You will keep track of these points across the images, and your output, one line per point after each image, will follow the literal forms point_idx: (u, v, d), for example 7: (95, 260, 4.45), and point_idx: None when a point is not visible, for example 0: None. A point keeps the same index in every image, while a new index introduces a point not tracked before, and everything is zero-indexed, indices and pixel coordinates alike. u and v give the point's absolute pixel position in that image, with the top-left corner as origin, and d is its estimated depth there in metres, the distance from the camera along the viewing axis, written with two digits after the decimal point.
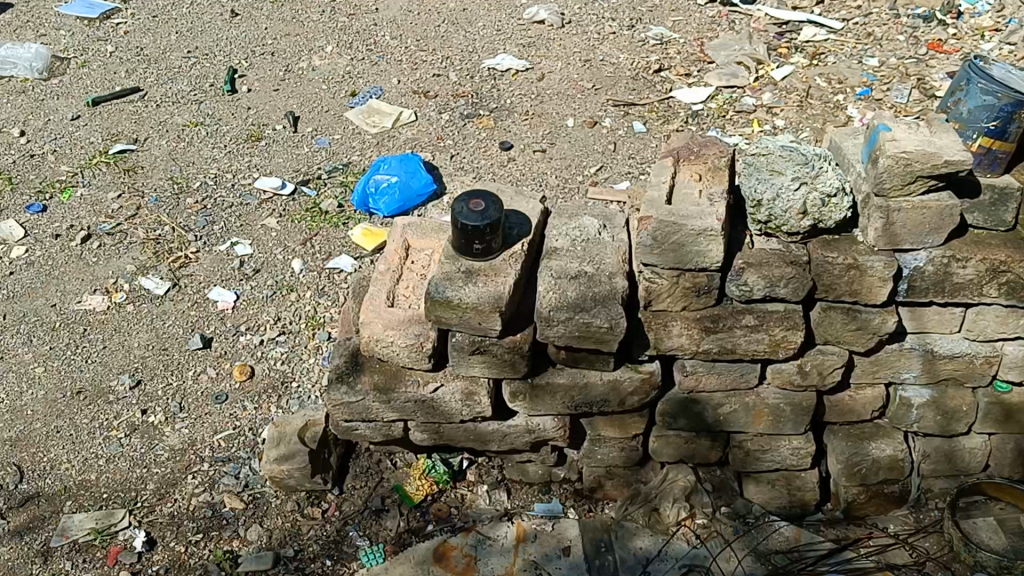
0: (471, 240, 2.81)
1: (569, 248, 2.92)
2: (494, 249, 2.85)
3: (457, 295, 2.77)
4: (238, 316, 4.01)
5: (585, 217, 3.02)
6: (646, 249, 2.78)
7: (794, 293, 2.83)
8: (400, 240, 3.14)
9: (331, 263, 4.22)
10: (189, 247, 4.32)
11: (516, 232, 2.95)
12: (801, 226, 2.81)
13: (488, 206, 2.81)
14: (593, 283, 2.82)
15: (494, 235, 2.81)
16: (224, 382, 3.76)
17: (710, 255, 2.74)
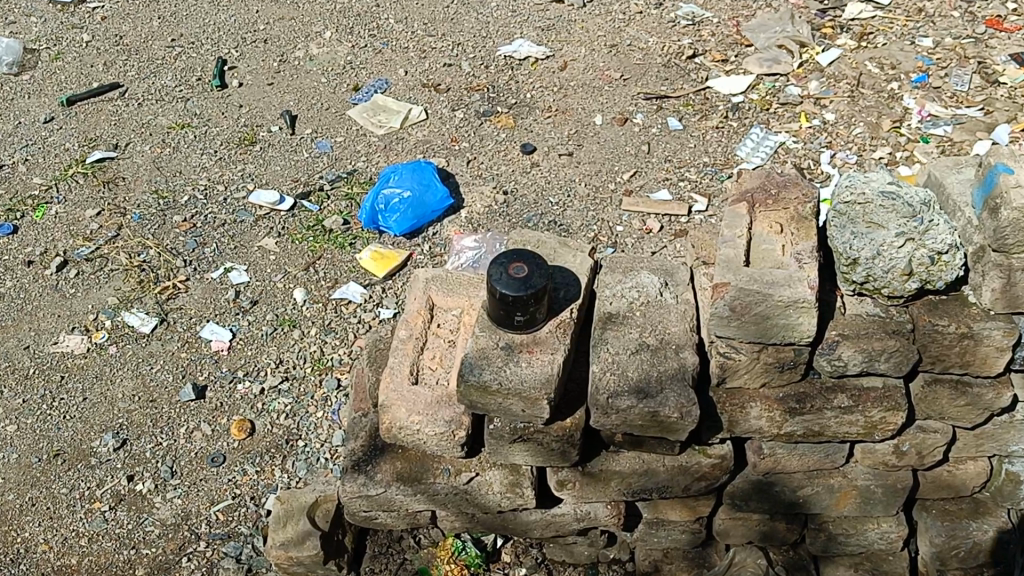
0: (511, 312, 2.34)
1: (626, 312, 2.46)
2: (539, 320, 2.39)
3: (496, 379, 2.32)
4: (235, 359, 3.56)
5: (642, 271, 2.56)
6: (722, 321, 2.32)
7: (896, 368, 2.38)
8: (423, 297, 2.67)
9: (337, 293, 3.76)
10: (177, 274, 3.86)
11: (563, 295, 2.47)
12: (906, 288, 2.36)
13: (532, 271, 2.34)
14: (658, 360, 2.37)
15: (539, 305, 2.35)
16: (220, 440, 3.32)
17: (801, 329, 2.28)
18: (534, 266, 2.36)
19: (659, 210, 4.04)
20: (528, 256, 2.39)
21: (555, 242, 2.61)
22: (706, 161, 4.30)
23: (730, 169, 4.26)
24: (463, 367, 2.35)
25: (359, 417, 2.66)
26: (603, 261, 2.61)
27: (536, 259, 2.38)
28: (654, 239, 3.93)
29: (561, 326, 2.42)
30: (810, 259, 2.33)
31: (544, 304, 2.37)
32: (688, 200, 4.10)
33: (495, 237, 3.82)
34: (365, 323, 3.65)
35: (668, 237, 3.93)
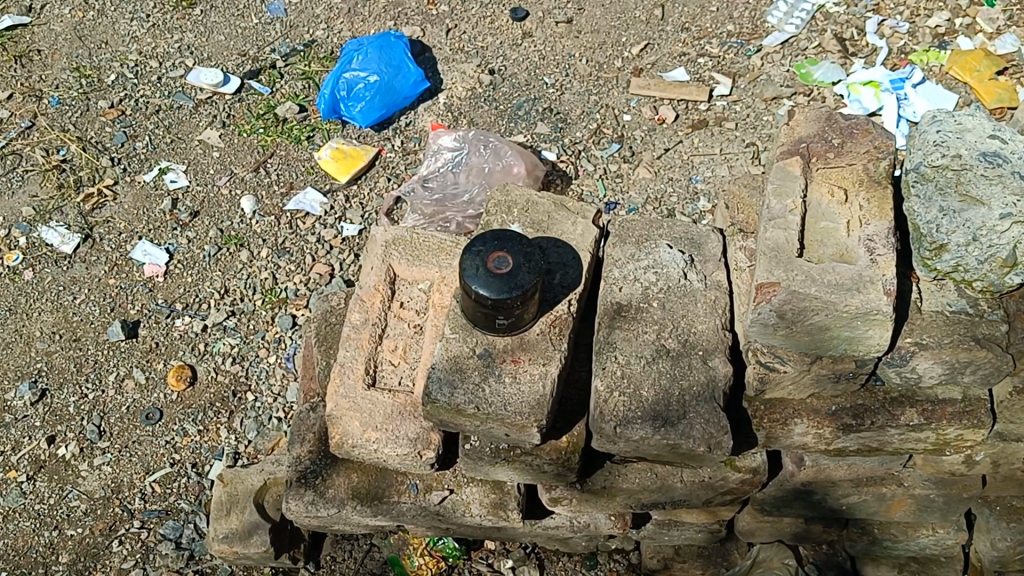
0: (489, 315, 1.80)
1: (640, 302, 1.92)
2: (525, 324, 1.85)
3: (473, 401, 1.80)
4: (172, 288, 3.03)
5: (660, 241, 2.00)
6: (765, 328, 1.79)
7: (981, 381, 1.86)
8: (381, 268, 2.10)
9: (291, 204, 3.18)
10: (103, 178, 3.28)
11: (558, 281, 1.92)
12: (1007, 282, 1.83)
13: (518, 262, 1.78)
14: (681, 372, 1.85)
15: (527, 307, 1.80)
16: (156, 392, 2.84)
17: (868, 342, 1.75)
18: (519, 255, 1.79)
19: (674, 95, 3.43)
20: (511, 240, 1.82)
21: (550, 203, 2.02)
22: (729, 31, 3.65)
23: (758, 41, 3.61)
24: (430, 382, 1.83)
25: (306, 412, 2.15)
26: (609, 228, 2.03)
27: (522, 243, 1.82)
28: (667, 132, 3.34)
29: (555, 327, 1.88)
30: (883, 248, 1.77)
31: (532, 305, 1.82)
32: (709, 81, 3.48)
33: (479, 138, 3.20)
34: (325, 243, 3.09)
35: (684, 130, 3.35)
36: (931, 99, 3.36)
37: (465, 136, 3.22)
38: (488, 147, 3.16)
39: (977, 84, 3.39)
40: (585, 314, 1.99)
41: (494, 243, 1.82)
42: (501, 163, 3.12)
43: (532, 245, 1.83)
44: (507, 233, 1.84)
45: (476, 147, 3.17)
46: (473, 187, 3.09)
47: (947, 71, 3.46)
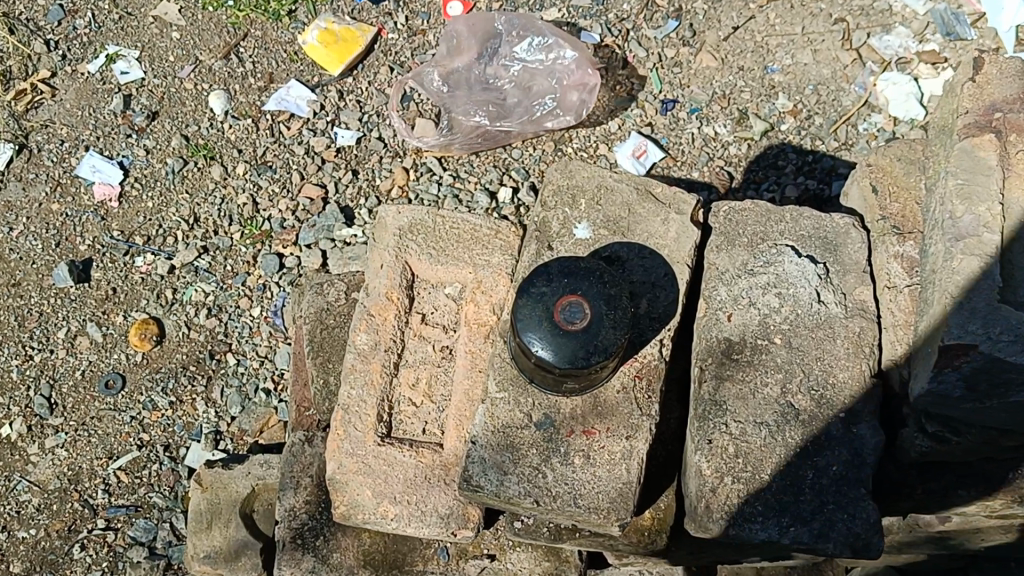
0: (555, 379, 1.28)
1: (758, 339, 1.38)
2: (601, 382, 1.33)
3: (530, 492, 1.30)
4: (129, 216, 2.48)
5: (783, 243, 1.44)
6: (944, 400, 1.27)
7: None
8: (397, 270, 1.54)
9: (271, 103, 2.58)
10: (38, 69, 2.67)
11: (644, 306, 1.37)
12: None
13: (596, 309, 1.23)
14: (815, 444, 1.34)
15: (607, 365, 1.28)
16: (116, 353, 2.34)
17: None
18: (598, 296, 1.24)
19: None
20: (582, 269, 1.26)
21: (634, 193, 1.44)
22: None
23: None
24: (469, 464, 1.32)
25: (300, 446, 1.66)
26: (711, 221, 1.47)
27: (600, 274, 1.27)
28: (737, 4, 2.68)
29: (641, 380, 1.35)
30: None
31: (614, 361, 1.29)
32: None
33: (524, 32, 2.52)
34: (315, 155, 2.50)
35: None
36: None
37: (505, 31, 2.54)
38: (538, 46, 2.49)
39: None
40: (679, 343, 1.45)
41: (559, 274, 1.26)
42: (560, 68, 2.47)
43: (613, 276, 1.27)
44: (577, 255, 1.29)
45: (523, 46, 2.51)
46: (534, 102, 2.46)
47: None
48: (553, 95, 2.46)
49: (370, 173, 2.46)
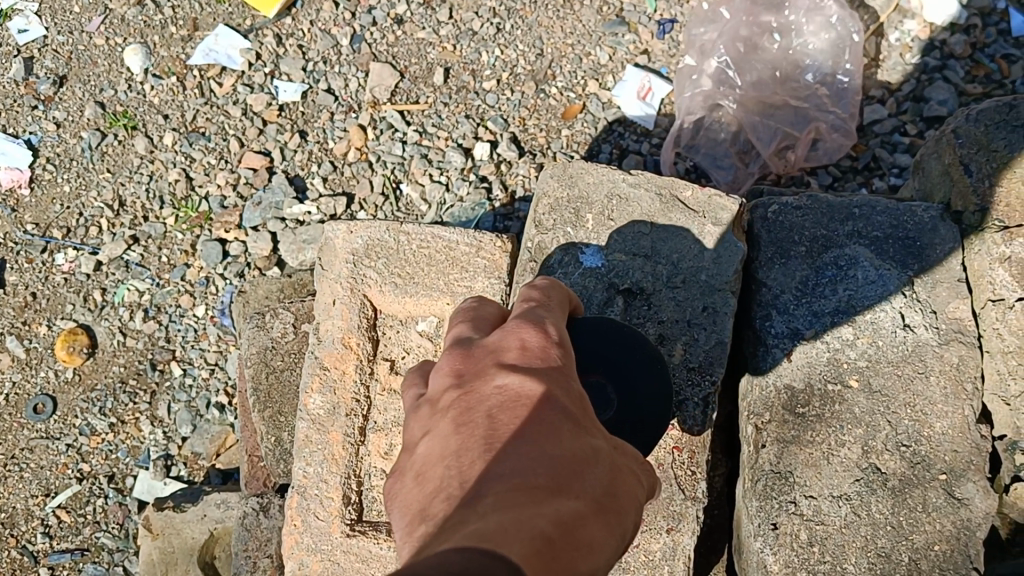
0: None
1: (827, 384, 1.07)
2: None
3: None
4: (44, 204, 2.12)
5: (852, 250, 1.12)
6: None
7: None
8: (356, 311, 1.22)
9: (197, 56, 2.18)
10: None
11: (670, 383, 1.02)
12: None
13: (614, 410, 0.85)
14: (909, 520, 1.02)
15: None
16: (43, 370, 2.01)
17: None
18: (624, 391, 0.86)
19: None
20: (607, 346, 0.88)
21: (655, 202, 1.13)
22: None
23: None
24: None
25: (254, 518, 1.35)
26: (758, 233, 1.14)
27: (640, 367, 0.89)
28: None
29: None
30: None
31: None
32: None
33: (795, 40, 1.73)
34: (254, 116, 2.11)
35: None
36: None
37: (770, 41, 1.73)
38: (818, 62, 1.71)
39: None
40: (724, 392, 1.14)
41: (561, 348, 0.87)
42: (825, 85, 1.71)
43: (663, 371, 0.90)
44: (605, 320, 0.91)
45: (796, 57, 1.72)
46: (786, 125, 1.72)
47: None
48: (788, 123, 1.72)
49: (321, 133, 2.06)
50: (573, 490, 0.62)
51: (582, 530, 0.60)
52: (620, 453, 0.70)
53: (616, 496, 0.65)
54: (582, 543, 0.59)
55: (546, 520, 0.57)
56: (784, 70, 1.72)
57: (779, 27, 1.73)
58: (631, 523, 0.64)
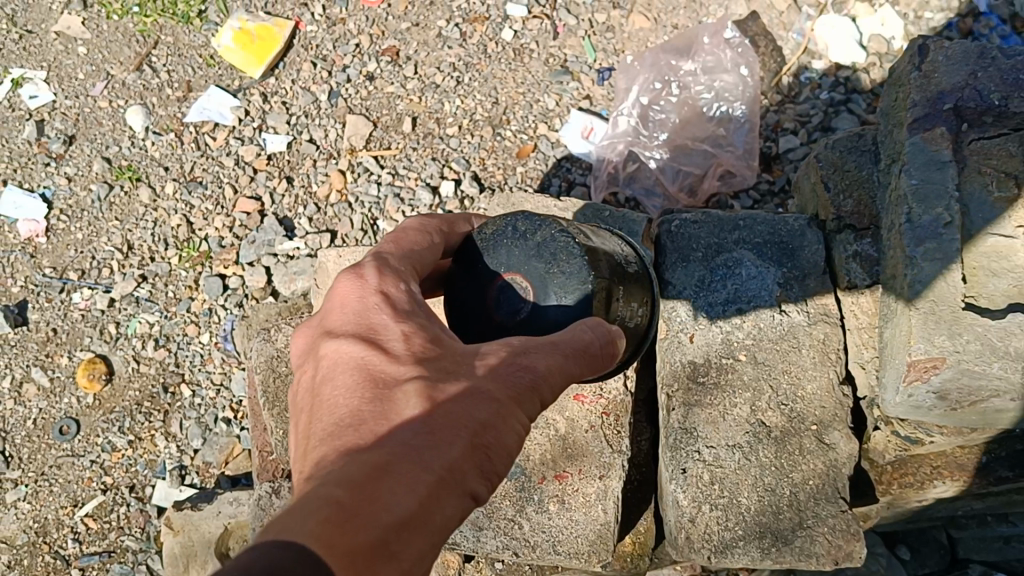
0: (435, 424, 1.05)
1: (722, 358, 1.36)
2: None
3: (507, 546, 1.28)
4: (60, 250, 2.39)
5: (738, 254, 1.41)
6: (915, 409, 1.25)
7: None
8: None
9: (192, 114, 2.46)
10: None
11: (633, 270, 1.12)
12: None
13: (527, 310, 0.98)
14: (789, 461, 1.31)
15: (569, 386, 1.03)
16: (66, 397, 2.27)
17: None
18: (541, 273, 0.99)
19: None
20: (527, 246, 1.00)
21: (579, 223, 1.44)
22: None
23: None
24: None
25: (268, 499, 1.61)
26: (664, 243, 1.43)
27: (553, 248, 1.00)
28: None
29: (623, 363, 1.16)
30: None
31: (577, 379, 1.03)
32: None
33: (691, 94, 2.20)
34: (245, 165, 2.39)
35: None
36: None
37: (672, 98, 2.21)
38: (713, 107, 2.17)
39: None
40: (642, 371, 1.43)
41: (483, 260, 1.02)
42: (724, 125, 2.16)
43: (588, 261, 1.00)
44: (536, 219, 1.03)
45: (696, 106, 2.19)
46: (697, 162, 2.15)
47: None
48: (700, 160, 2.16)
49: (306, 178, 2.35)
50: (386, 450, 0.77)
51: (393, 475, 0.75)
52: (471, 374, 0.85)
53: (437, 428, 0.80)
54: (386, 488, 0.74)
55: (341, 486, 0.73)
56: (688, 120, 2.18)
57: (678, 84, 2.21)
58: (454, 446, 0.79)
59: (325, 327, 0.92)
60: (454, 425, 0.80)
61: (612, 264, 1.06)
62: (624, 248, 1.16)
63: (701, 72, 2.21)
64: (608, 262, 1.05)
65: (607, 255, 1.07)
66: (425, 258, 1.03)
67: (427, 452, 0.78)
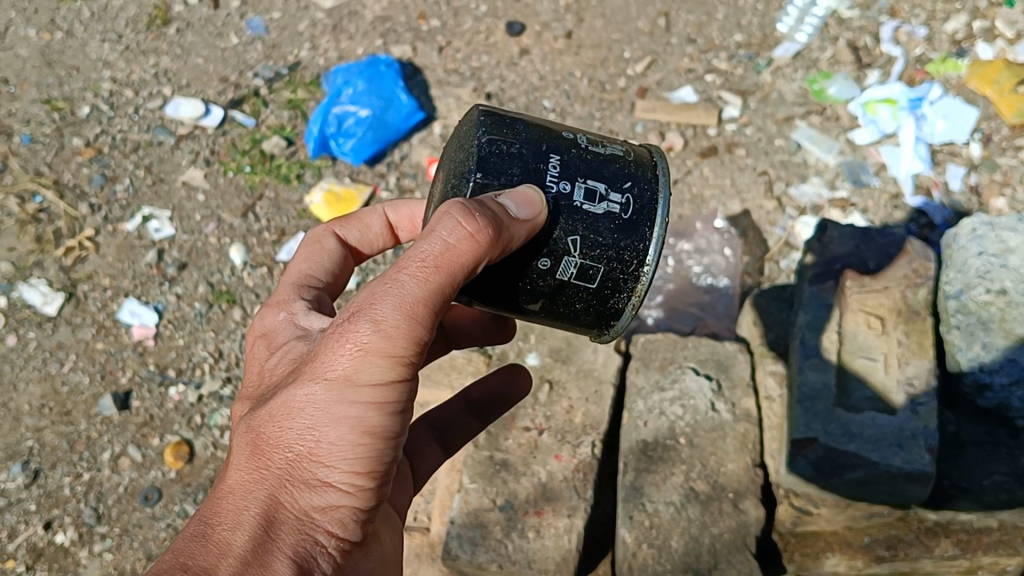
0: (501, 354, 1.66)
1: (667, 439, 1.83)
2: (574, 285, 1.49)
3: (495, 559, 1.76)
4: (163, 351, 2.93)
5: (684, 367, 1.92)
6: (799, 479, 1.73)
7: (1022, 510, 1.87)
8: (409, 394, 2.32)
9: (284, 253, 3.08)
10: (83, 228, 3.14)
11: (596, 150, 1.51)
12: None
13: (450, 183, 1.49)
14: (711, 517, 1.76)
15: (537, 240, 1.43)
16: (153, 470, 2.75)
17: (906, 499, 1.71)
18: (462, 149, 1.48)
19: (683, 119, 3.29)
20: (460, 135, 1.51)
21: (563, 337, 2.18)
22: (738, 41, 3.49)
23: (769, 52, 3.46)
24: (450, 540, 1.79)
25: None
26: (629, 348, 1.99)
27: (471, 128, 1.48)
28: (675, 162, 3.21)
29: (627, 259, 1.49)
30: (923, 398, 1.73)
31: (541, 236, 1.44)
32: (718, 101, 3.35)
33: (682, 270, 2.99)
34: None
35: (693, 158, 3.21)
36: (950, 116, 3.24)
37: (667, 274, 2.98)
38: (703, 280, 2.95)
39: (998, 96, 3.26)
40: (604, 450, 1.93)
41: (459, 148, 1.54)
42: (707, 294, 2.92)
43: (482, 132, 1.45)
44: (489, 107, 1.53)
45: (688, 279, 2.96)
46: (687, 320, 2.88)
47: (966, 81, 3.33)
48: (689, 320, 2.88)
49: None
50: (235, 485, 1.40)
51: (233, 506, 1.37)
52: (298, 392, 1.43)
53: (262, 456, 1.40)
54: (223, 518, 1.36)
55: (200, 525, 1.37)
56: (680, 290, 2.95)
57: (672, 262, 3.01)
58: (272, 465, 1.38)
59: (250, 390, 1.57)
60: (279, 456, 1.39)
61: (563, 145, 1.48)
62: (618, 147, 1.54)
63: (689, 254, 3.01)
64: (558, 143, 1.48)
65: (552, 136, 1.49)
66: (319, 266, 1.78)
67: (260, 490, 1.38)
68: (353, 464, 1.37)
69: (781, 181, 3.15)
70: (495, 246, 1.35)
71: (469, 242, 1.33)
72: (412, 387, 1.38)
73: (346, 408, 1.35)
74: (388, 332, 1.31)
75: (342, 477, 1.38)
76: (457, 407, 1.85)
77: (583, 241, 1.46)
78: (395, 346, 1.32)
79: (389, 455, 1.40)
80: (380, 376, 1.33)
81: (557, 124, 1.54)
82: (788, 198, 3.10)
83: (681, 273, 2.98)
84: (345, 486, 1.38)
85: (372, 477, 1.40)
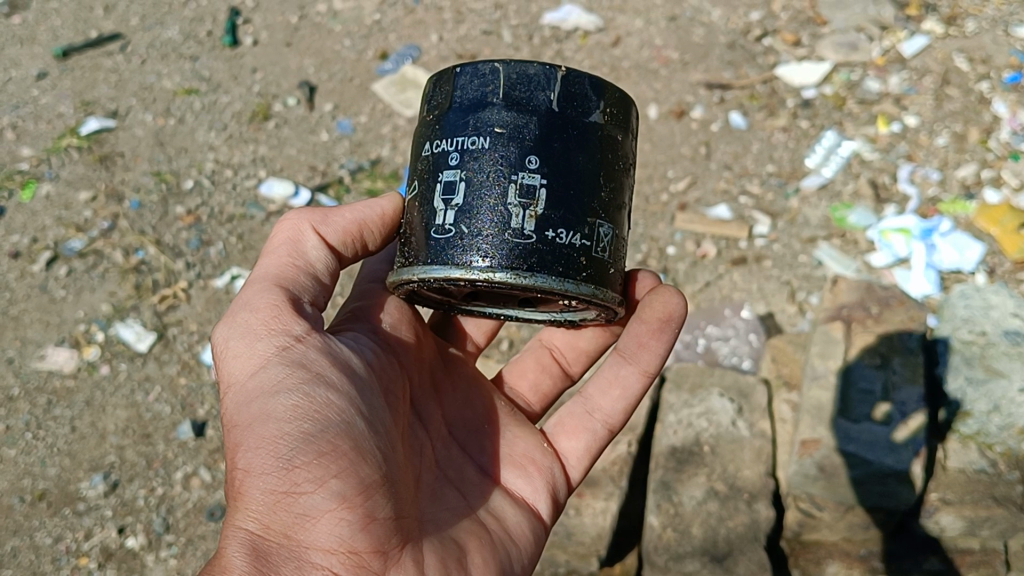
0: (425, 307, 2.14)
1: (692, 447, 2.55)
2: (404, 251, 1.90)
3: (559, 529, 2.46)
4: None
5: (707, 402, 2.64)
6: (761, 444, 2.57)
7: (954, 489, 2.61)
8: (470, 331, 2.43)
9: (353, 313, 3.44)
10: (178, 280, 3.53)
11: (510, 190, 1.76)
12: (992, 453, 2.67)
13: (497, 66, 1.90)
14: (728, 514, 2.43)
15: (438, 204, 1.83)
16: (220, 491, 3.03)
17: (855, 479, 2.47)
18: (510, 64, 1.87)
19: (717, 230, 3.69)
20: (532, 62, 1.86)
21: None
22: (770, 170, 3.92)
23: (797, 182, 3.88)
24: None
25: None
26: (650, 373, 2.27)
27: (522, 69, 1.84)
28: (708, 267, 3.59)
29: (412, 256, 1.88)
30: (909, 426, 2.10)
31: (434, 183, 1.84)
32: (749, 219, 3.75)
33: (712, 348, 3.37)
34: None
35: (725, 265, 3.59)
36: (959, 248, 3.59)
37: (698, 348, 3.37)
38: (732, 357, 3.33)
39: (1002, 235, 3.61)
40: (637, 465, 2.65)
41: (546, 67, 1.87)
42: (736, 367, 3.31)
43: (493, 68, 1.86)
44: (553, 93, 1.82)
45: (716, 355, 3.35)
46: None
47: (974, 220, 3.68)
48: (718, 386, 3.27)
49: None
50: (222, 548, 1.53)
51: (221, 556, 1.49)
52: None
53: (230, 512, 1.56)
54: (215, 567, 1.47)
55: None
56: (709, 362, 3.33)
57: (704, 343, 3.38)
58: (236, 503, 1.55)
59: None
60: (235, 494, 1.55)
61: (501, 157, 1.78)
62: (521, 222, 1.76)
63: (716, 336, 3.40)
64: (506, 151, 1.78)
65: (522, 153, 1.78)
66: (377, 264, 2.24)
67: (232, 537, 1.50)
68: (293, 453, 1.55)
69: (802, 290, 3.49)
70: (314, 214, 1.97)
71: (293, 231, 1.94)
72: (294, 357, 1.69)
73: (261, 408, 1.61)
74: (235, 335, 1.73)
75: (293, 472, 1.53)
76: (619, 367, 2.18)
77: (416, 223, 1.88)
78: (247, 336, 1.72)
79: (329, 429, 1.60)
80: (251, 371, 1.68)
81: (546, 157, 1.78)
82: (808, 304, 3.45)
83: (711, 351, 3.36)
84: (306, 484, 1.53)
85: (323, 461, 1.55)
